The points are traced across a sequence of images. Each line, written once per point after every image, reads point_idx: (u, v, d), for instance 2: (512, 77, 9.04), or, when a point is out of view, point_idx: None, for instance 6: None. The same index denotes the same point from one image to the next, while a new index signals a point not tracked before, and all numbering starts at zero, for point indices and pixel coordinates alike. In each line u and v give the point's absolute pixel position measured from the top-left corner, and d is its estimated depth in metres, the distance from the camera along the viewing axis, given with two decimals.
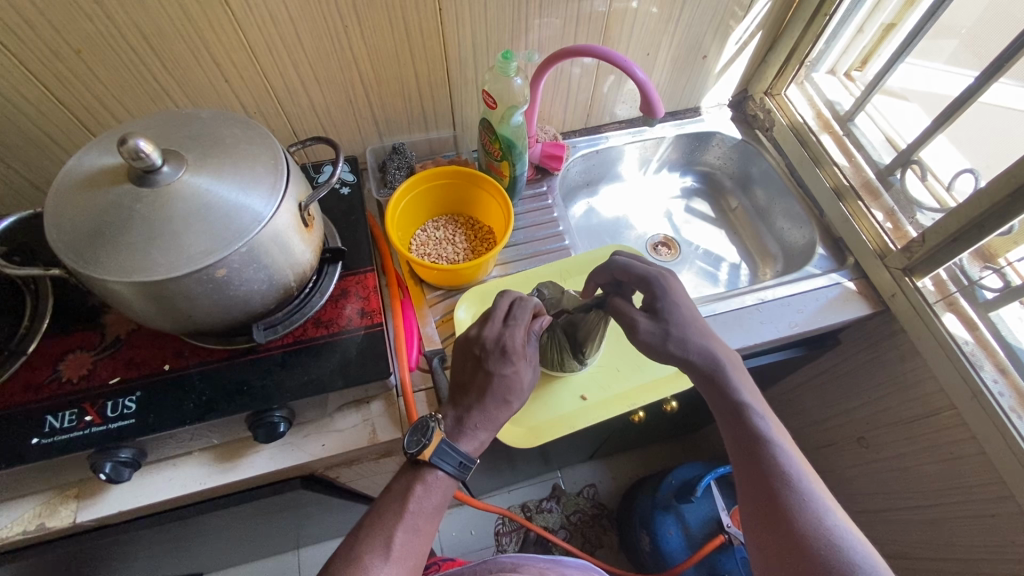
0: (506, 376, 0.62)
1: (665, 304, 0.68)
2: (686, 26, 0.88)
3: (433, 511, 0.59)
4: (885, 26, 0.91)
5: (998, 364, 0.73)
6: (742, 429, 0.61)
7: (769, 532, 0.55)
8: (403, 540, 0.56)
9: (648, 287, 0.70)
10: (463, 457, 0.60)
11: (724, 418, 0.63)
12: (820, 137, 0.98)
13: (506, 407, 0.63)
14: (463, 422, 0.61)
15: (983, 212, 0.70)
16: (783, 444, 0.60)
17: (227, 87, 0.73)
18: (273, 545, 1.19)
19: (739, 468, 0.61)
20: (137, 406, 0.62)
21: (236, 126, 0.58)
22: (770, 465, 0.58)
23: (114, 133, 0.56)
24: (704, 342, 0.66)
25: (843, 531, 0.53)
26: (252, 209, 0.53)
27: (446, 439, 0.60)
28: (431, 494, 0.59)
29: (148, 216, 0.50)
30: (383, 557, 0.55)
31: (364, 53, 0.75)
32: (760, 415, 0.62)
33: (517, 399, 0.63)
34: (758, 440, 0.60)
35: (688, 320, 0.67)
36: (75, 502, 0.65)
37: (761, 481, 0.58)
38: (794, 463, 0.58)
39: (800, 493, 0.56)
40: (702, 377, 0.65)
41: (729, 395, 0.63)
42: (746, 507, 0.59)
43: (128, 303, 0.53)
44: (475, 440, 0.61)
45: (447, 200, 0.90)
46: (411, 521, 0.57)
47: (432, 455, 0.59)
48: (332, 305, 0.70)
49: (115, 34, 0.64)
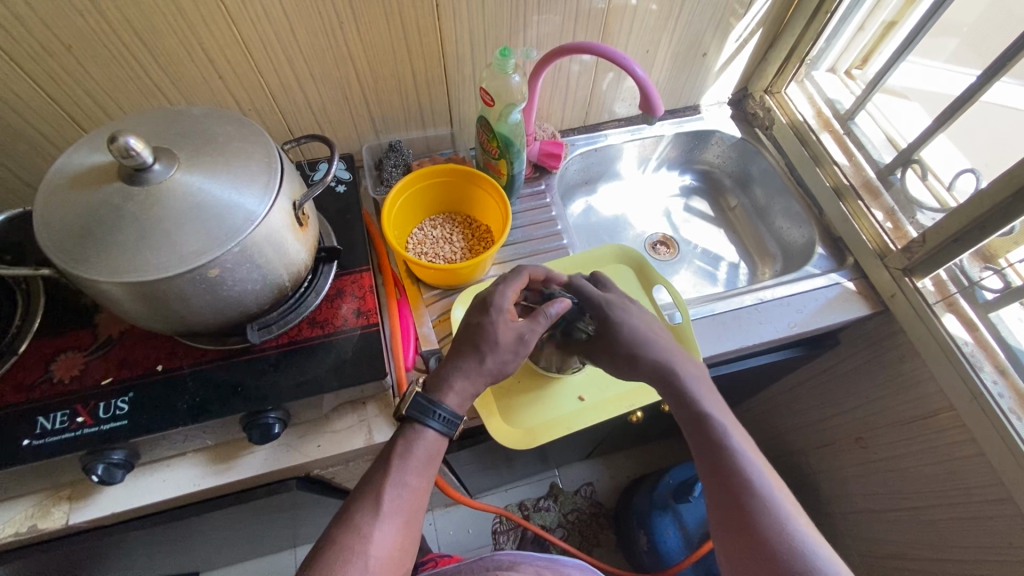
0: (484, 326, 0.62)
1: (612, 323, 0.70)
2: (686, 22, 0.87)
3: (421, 466, 0.58)
4: (886, 24, 0.91)
5: (998, 365, 0.73)
6: (707, 438, 0.61)
7: (736, 537, 0.56)
8: (392, 497, 0.56)
9: (596, 307, 0.72)
10: (442, 411, 0.59)
11: (689, 427, 0.63)
12: (820, 136, 0.97)
13: (482, 359, 0.61)
14: (440, 371, 0.62)
15: (985, 213, 0.69)
16: (746, 452, 0.60)
17: (221, 84, 0.72)
18: (269, 544, 1.19)
19: (706, 476, 0.60)
20: (129, 407, 0.61)
21: (229, 123, 0.57)
22: (735, 471, 0.58)
23: (105, 130, 0.55)
24: (661, 356, 0.66)
25: (807, 535, 0.54)
26: (245, 208, 0.52)
27: (423, 393, 0.60)
28: (418, 450, 0.59)
29: (139, 215, 0.49)
30: (374, 513, 0.55)
31: (360, 50, 0.74)
32: (724, 424, 0.62)
33: (494, 355, 0.61)
34: (722, 450, 0.60)
35: (641, 337, 0.68)
36: (67, 503, 0.65)
37: (725, 486, 0.58)
38: (757, 468, 0.59)
39: (764, 499, 0.56)
40: (663, 389, 0.65)
41: (693, 406, 0.63)
42: (712, 513, 0.59)
43: (119, 303, 0.52)
44: (451, 391, 0.60)
45: (444, 199, 0.89)
46: (399, 476, 0.57)
47: (409, 410, 0.59)
48: (327, 304, 0.70)
49: (107, 31, 0.63)
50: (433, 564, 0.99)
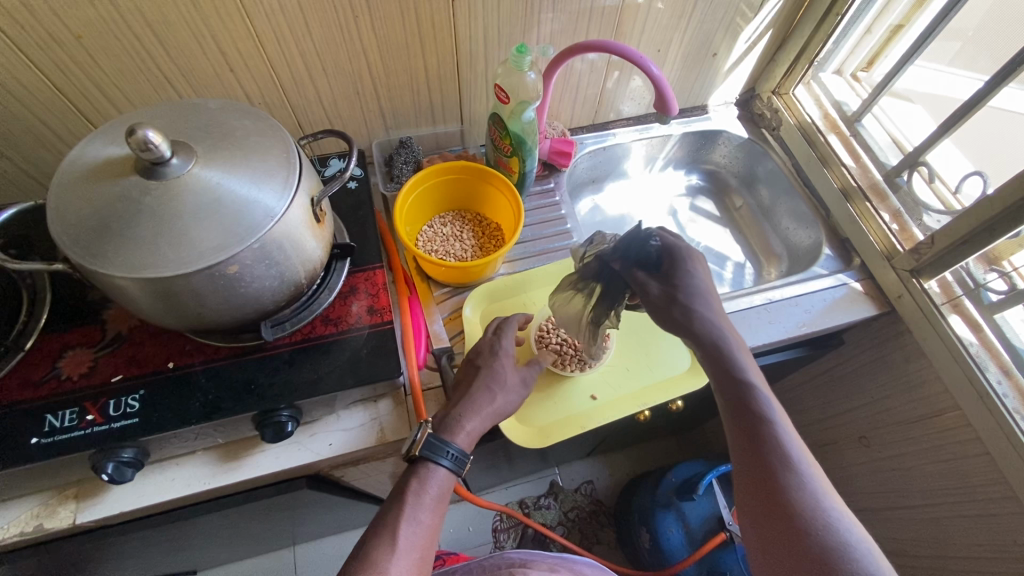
0: (494, 368, 0.67)
1: (682, 271, 0.70)
2: (698, 22, 0.87)
3: (433, 503, 0.59)
4: (893, 27, 0.92)
5: (1002, 366, 0.74)
6: (746, 409, 0.61)
7: (766, 509, 0.56)
8: (407, 533, 0.56)
9: (671, 255, 0.71)
10: (454, 450, 0.60)
11: (726, 396, 0.63)
12: (828, 137, 0.97)
13: (492, 398, 0.65)
14: (450, 411, 0.63)
15: (994, 215, 0.70)
16: (784, 426, 0.60)
17: (232, 77, 0.71)
18: (269, 542, 1.18)
19: (740, 447, 0.61)
20: (140, 405, 0.60)
21: (246, 117, 0.56)
22: (772, 444, 0.58)
23: (119, 122, 0.54)
24: (712, 319, 0.67)
25: (839, 514, 0.55)
26: (264, 204, 0.51)
27: (434, 432, 0.61)
28: (431, 487, 0.59)
29: (158, 210, 0.48)
30: (390, 548, 0.55)
31: (374, 45, 0.73)
32: (764, 396, 0.62)
33: (503, 393, 0.66)
34: (761, 422, 0.60)
35: (701, 294, 0.69)
36: (74, 503, 0.64)
37: (760, 459, 0.58)
38: (794, 443, 0.59)
39: (799, 475, 0.57)
40: (707, 354, 0.66)
41: (735, 373, 0.63)
42: (741, 484, 0.60)
43: (134, 298, 0.51)
44: (461, 430, 0.61)
45: (454, 196, 0.89)
46: (412, 513, 0.57)
47: (422, 450, 0.59)
48: (340, 301, 0.69)
49: (119, 20, 0.61)
50: (441, 563, 0.99)
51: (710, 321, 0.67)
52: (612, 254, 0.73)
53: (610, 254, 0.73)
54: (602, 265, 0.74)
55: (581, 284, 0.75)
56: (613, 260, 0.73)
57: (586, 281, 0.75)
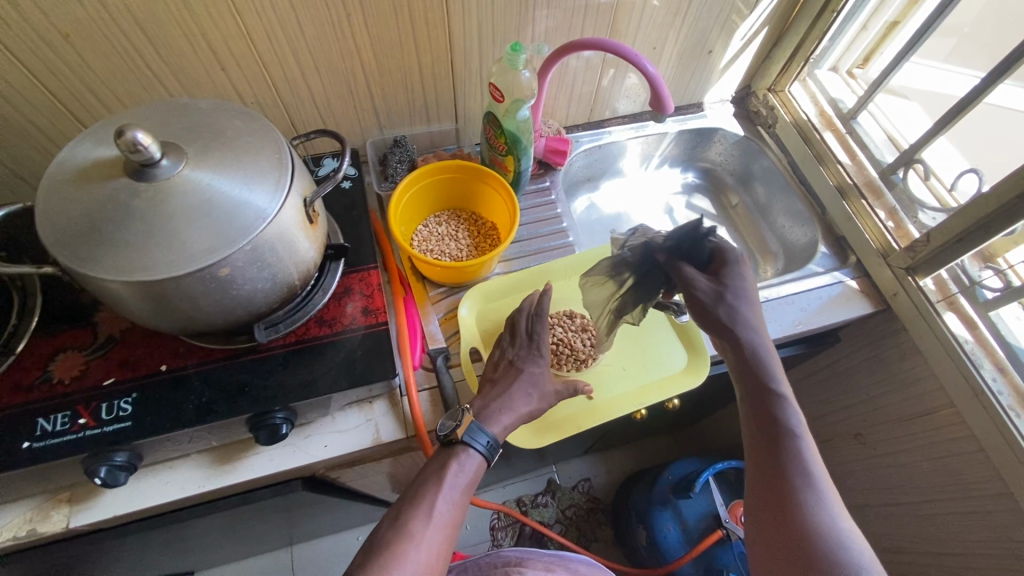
0: (536, 372, 0.68)
1: (733, 272, 0.68)
2: (693, 20, 0.87)
3: (467, 485, 0.60)
4: (889, 24, 0.91)
5: (997, 363, 0.74)
6: (773, 421, 0.61)
7: (778, 522, 0.57)
8: (443, 509, 0.57)
9: (721, 255, 0.69)
10: (491, 437, 0.62)
11: (752, 407, 0.63)
12: (823, 135, 0.97)
13: (530, 400, 0.66)
14: (489, 404, 0.64)
15: (989, 213, 0.70)
16: (808, 444, 0.60)
17: (224, 76, 0.71)
18: (266, 542, 1.18)
19: (760, 458, 0.61)
20: (132, 409, 0.60)
21: (237, 117, 0.55)
22: (794, 459, 0.58)
23: (108, 123, 0.53)
24: (754, 326, 0.66)
25: (852, 536, 0.55)
26: (255, 205, 0.50)
27: (476, 420, 0.62)
28: (465, 470, 0.60)
29: (147, 212, 0.48)
30: (426, 519, 0.56)
31: (367, 43, 0.73)
32: (792, 410, 0.62)
33: (539, 397, 0.67)
34: (785, 434, 0.60)
35: (748, 299, 0.67)
36: (67, 507, 0.63)
37: (779, 473, 0.58)
38: (816, 462, 0.59)
39: (816, 492, 0.57)
40: (741, 362, 0.65)
41: (766, 385, 0.63)
42: (754, 495, 0.60)
43: (125, 301, 0.51)
44: (500, 423, 0.63)
45: (449, 195, 0.88)
46: (449, 492, 0.58)
47: (464, 434, 0.61)
48: (334, 303, 0.69)
49: (108, 19, 0.60)
50: None
51: (749, 325, 0.65)
52: (660, 244, 0.71)
53: (655, 247, 0.71)
54: (646, 255, 0.72)
55: (614, 272, 0.75)
56: (659, 250, 0.71)
57: (619, 270, 0.75)
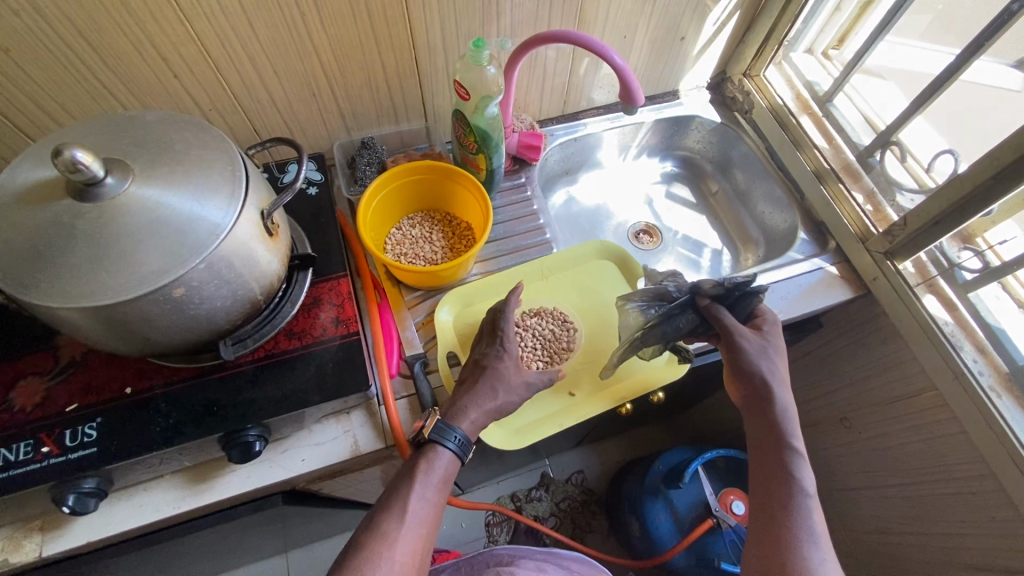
0: (499, 367, 0.65)
1: (771, 331, 0.67)
2: (663, 7, 0.85)
3: (440, 483, 0.58)
4: (863, 3, 0.90)
5: (977, 344, 0.74)
6: (784, 476, 0.60)
7: None
8: (416, 508, 0.56)
9: (762, 315, 0.69)
10: (461, 434, 0.60)
11: (764, 460, 0.62)
12: (799, 119, 0.96)
13: (494, 395, 0.64)
14: (455, 403, 0.63)
15: (965, 195, 0.69)
16: (812, 503, 0.59)
17: (177, 83, 0.68)
18: (258, 552, 1.16)
19: (765, 514, 0.59)
20: (98, 434, 0.58)
21: (186, 129, 0.53)
22: (800, 517, 0.57)
23: (49, 141, 0.51)
24: (781, 381, 0.64)
25: None
26: (209, 220, 0.49)
27: (442, 419, 0.61)
28: (437, 468, 0.58)
29: (94, 234, 0.46)
30: (400, 521, 0.55)
31: (326, 44, 0.70)
32: (803, 469, 0.60)
33: (506, 391, 0.64)
34: (797, 492, 0.58)
35: (779, 356, 0.66)
36: (39, 535, 0.61)
37: (783, 532, 0.57)
38: (818, 523, 0.57)
39: (818, 554, 0.55)
40: (761, 415, 0.63)
41: (782, 440, 0.62)
42: (753, 552, 0.57)
43: (78, 328, 0.49)
44: (467, 418, 0.61)
45: (421, 196, 0.86)
46: (422, 490, 0.57)
47: (430, 433, 0.59)
48: (304, 314, 0.67)
49: (48, 31, 0.58)
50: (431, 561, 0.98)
51: (780, 381, 0.64)
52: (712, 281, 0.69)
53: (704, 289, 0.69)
54: (690, 294, 0.71)
55: (652, 300, 0.74)
56: (706, 295, 0.69)
57: (656, 301, 0.73)
